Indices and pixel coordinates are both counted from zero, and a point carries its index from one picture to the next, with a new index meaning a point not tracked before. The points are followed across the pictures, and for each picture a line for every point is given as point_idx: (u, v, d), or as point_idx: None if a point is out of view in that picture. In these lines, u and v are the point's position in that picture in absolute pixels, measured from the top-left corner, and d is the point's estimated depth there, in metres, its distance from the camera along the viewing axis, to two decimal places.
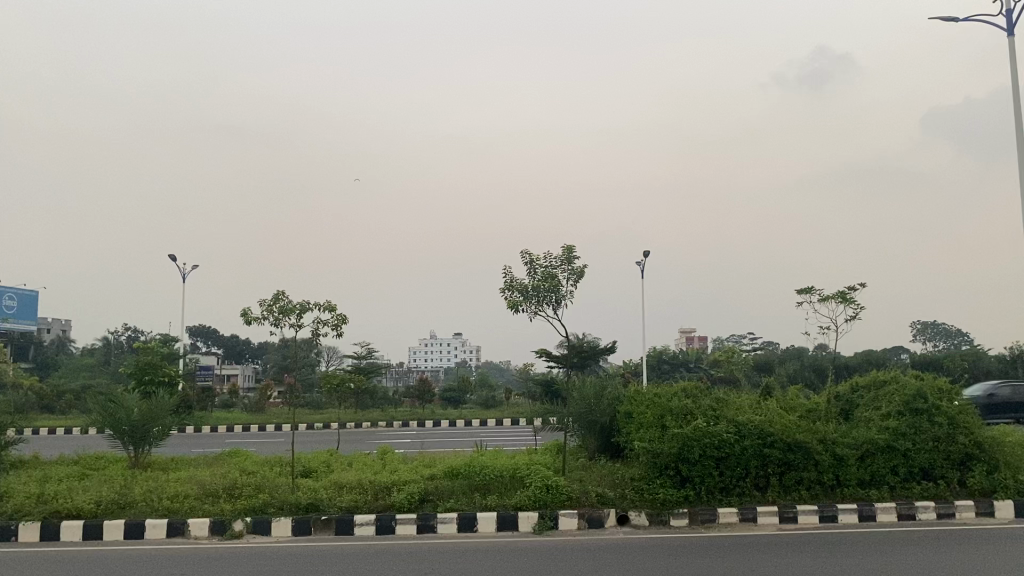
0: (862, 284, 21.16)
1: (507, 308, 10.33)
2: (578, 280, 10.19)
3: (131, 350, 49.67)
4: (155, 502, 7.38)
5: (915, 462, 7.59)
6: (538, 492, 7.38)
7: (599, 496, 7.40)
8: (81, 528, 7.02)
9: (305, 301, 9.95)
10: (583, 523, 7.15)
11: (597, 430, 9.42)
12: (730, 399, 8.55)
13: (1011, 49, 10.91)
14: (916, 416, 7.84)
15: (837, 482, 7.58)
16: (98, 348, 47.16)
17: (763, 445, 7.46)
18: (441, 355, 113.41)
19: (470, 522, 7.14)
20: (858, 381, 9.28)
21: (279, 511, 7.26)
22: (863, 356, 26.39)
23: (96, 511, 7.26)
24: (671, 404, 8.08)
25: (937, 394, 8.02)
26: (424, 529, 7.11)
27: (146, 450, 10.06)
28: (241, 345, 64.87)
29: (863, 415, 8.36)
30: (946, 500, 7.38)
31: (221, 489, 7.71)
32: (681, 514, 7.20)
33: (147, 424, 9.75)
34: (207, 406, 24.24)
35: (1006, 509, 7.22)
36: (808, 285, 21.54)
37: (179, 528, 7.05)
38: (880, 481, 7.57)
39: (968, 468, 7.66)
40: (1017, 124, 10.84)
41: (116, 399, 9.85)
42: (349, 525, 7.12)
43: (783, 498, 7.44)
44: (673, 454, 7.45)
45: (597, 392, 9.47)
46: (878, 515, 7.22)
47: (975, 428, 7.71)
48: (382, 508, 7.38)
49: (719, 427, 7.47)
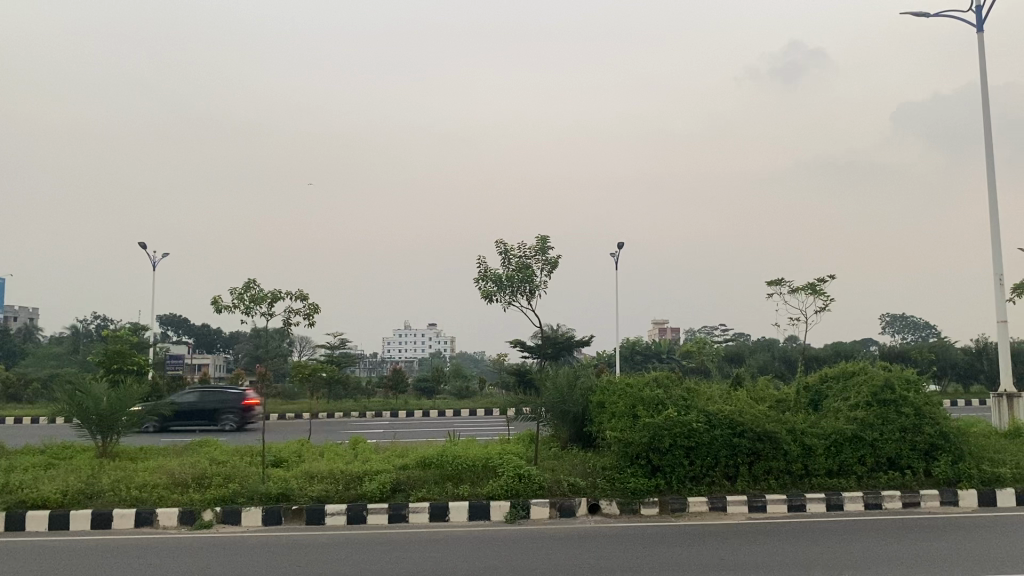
0: (832, 276, 21.40)
1: (481, 297, 10.36)
2: (552, 271, 10.22)
3: (100, 338, 49.05)
4: (122, 491, 7.29)
5: (882, 452, 7.69)
6: (510, 481, 7.40)
7: (571, 485, 7.42)
8: (47, 519, 6.93)
9: (277, 290, 9.90)
10: (555, 512, 7.19)
11: (569, 420, 9.45)
12: (701, 389, 8.63)
13: (980, 45, 11.05)
14: (883, 407, 7.94)
15: (806, 471, 7.66)
16: (65, 336, 46.54)
17: (733, 435, 7.53)
18: (416, 345, 113.33)
19: (442, 511, 7.13)
20: (826, 371, 9.39)
21: (249, 501, 7.21)
22: (832, 347, 26.72)
23: (62, 501, 7.16)
24: (642, 394, 8.14)
25: (904, 385, 8.13)
26: (395, 518, 7.10)
27: (114, 439, 9.95)
28: (213, 334, 64.15)
29: (831, 405, 8.46)
30: (911, 489, 7.49)
31: (190, 479, 7.64)
32: (651, 503, 7.25)
33: (115, 413, 9.63)
34: (177, 395, 24.06)
35: (969, 498, 7.34)
36: (779, 277, 21.70)
37: (147, 518, 6.98)
38: (847, 471, 7.65)
39: (933, 458, 7.76)
40: (985, 119, 11.00)
41: (84, 387, 9.72)
42: (320, 515, 7.08)
43: (752, 487, 7.50)
44: (644, 444, 7.49)
45: (569, 382, 9.48)
46: (846, 504, 7.31)
47: (940, 418, 7.83)
48: (354, 498, 7.34)
49: (690, 416, 7.53)
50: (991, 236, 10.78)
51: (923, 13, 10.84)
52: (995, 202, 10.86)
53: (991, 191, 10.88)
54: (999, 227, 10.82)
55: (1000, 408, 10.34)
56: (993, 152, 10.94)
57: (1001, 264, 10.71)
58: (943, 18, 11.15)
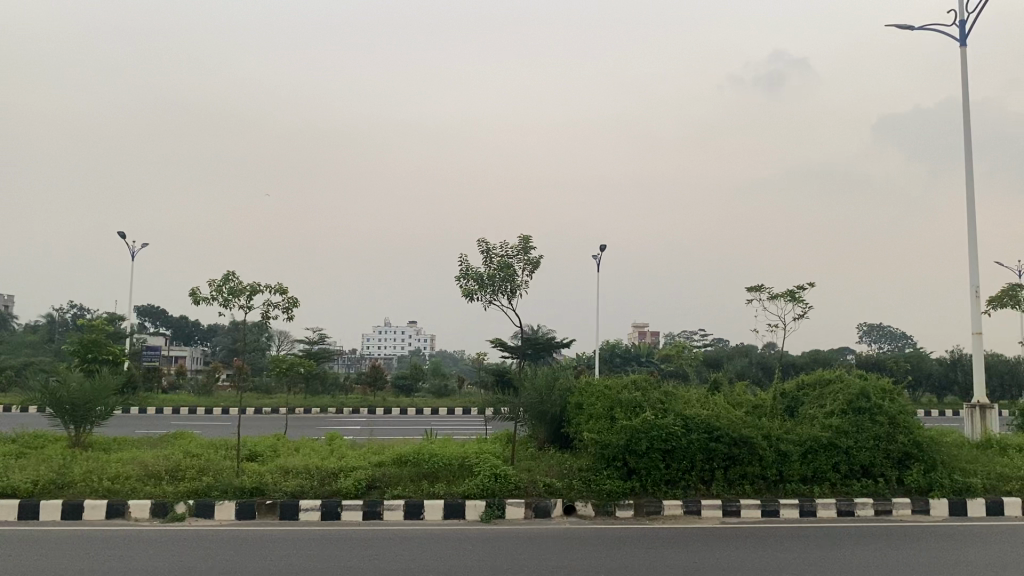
0: (811, 284, 21.57)
1: (462, 295, 10.38)
2: (534, 271, 10.23)
3: (75, 327, 48.46)
4: (96, 483, 7.22)
5: (856, 460, 7.73)
6: (486, 480, 7.39)
7: (547, 486, 7.42)
8: (16, 509, 6.85)
9: (256, 283, 9.85)
10: (530, 512, 7.20)
11: (547, 420, 9.39)
12: (678, 393, 8.67)
13: (963, 59, 11.15)
14: (858, 415, 8.03)
15: (781, 477, 7.69)
16: (42, 325, 46.09)
17: (709, 439, 7.56)
18: (396, 342, 113.13)
19: (417, 510, 7.12)
20: (804, 379, 9.46)
21: (223, 494, 7.18)
22: (810, 355, 26.99)
23: (32, 491, 7.07)
24: (621, 397, 8.17)
25: (879, 395, 8.21)
26: (370, 515, 7.08)
27: (88, 430, 9.84)
28: (191, 327, 63.69)
29: (807, 412, 8.54)
30: (882, 497, 7.55)
31: (164, 471, 7.58)
32: (626, 506, 7.27)
33: (89, 404, 9.51)
34: (152, 386, 23.86)
35: (940, 507, 7.43)
36: (758, 284, 21.80)
37: (118, 509, 6.92)
38: (822, 477, 7.69)
39: (906, 466, 7.82)
40: (966, 131, 11.12)
41: (60, 377, 9.61)
42: (294, 511, 7.04)
43: (727, 492, 7.53)
44: (620, 446, 7.51)
45: (548, 384, 9.46)
46: (819, 510, 7.37)
47: (914, 427, 7.91)
48: (328, 494, 7.29)
49: (667, 420, 7.55)
50: (969, 248, 10.89)
51: (908, 25, 10.94)
52: (974, 215, 10.98)
53: (969, 204, 10.99)
54: (976, 240, 10.94)
55: (973, 419, 10.43)
56: (972, 164, 11.05)
57: (977, 277, 10.83)
58: (927, 31, 11.24)
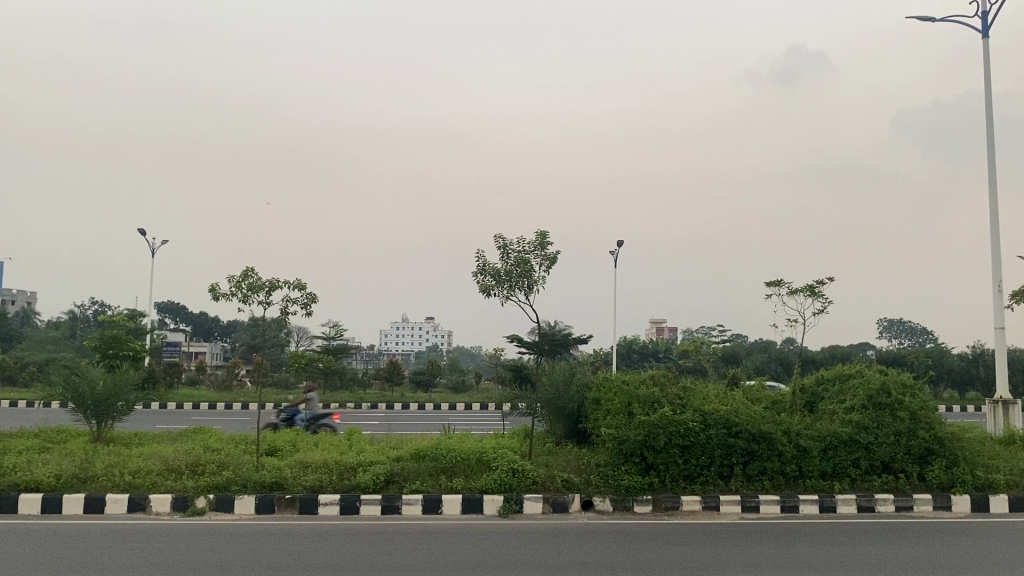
0: (831, 278, 21.46)
1: (479, 291, 10.44)
2: (550, 266, 10.26)
3: (97, 324, 49.14)
4: (117, 477, 7.30)
5: (877, 455, 7.66)
6: (504, 475, 7.39)
7: (565, 481, 7.42)
8: (40, 502, 6.92)
9: (276, 280, 10.05)
10: (548, 507, 7.20)
11: (564, 416, 9.41)
12: (697, 388, 8.64)
13: (986, 50, 11.04)
14: (879, 410, 7.96)
15: (800, 473, 7.64)
16: (64, 322, 46.74)
17: (728, 434, 7.52)
18: (414, 339, 113.57)
19: (436, 504, 7.14)
20: (823, 374, 9.41)
21: (243, 489, 7.19)
22: (828, 350, 26.86)
23: (55, 485, 7.18)
24: (638, 392, 8.16)
25: (901, 389, 8.13)
26: (389, 509, 7.11)
27: (109, 425, 9.93)
28: (211, 323, 64.26)
29: (828, 407, 8.51)
30: (903, 494, 7.50)
31: (184, 465, 7.64)
32: (645, 501, 7.26)
33: (111, 398, 9.60)
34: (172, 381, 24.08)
35: (962, 504, 7.36)
36: (777, 279, 21.71)
37: (139, 503, 6.99)
38: (842, 473, 7.63)
39: (927, 462, 7.73)
40: (988, 124, 10.99)
41: (80, 372, 9.69)
42: (313, 505, 7.08)
43: (746, 488, 7.50)
44: (639, 442, 7.48)
45: (565, 378, 9.46)
46: (839, 507, 7.32)
47: (936, 423, 7.82)
48: (348, 489, 7.34)
49: (686, 415, 7.53)
50: (990, 242, 10.78)
51: (928, 17, 10.84)
52: (996, 209, 10.86)
53: (990, 198, 10.87)
54: (998, 233, 10.82)
55: (995, 414, 10.32)
56: (995, 157, 10.92)
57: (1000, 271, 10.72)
58: (948, 23, 11.12)
